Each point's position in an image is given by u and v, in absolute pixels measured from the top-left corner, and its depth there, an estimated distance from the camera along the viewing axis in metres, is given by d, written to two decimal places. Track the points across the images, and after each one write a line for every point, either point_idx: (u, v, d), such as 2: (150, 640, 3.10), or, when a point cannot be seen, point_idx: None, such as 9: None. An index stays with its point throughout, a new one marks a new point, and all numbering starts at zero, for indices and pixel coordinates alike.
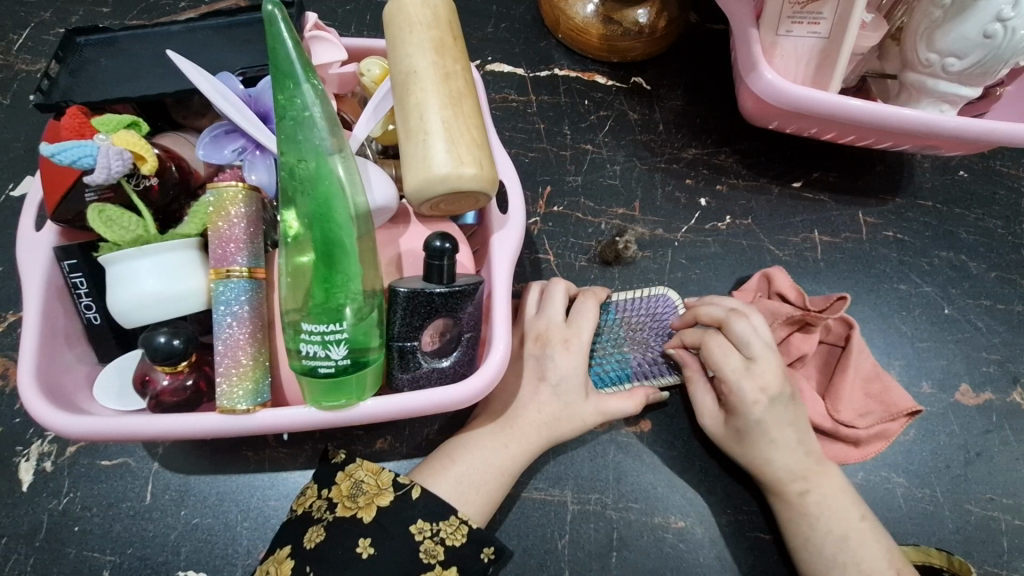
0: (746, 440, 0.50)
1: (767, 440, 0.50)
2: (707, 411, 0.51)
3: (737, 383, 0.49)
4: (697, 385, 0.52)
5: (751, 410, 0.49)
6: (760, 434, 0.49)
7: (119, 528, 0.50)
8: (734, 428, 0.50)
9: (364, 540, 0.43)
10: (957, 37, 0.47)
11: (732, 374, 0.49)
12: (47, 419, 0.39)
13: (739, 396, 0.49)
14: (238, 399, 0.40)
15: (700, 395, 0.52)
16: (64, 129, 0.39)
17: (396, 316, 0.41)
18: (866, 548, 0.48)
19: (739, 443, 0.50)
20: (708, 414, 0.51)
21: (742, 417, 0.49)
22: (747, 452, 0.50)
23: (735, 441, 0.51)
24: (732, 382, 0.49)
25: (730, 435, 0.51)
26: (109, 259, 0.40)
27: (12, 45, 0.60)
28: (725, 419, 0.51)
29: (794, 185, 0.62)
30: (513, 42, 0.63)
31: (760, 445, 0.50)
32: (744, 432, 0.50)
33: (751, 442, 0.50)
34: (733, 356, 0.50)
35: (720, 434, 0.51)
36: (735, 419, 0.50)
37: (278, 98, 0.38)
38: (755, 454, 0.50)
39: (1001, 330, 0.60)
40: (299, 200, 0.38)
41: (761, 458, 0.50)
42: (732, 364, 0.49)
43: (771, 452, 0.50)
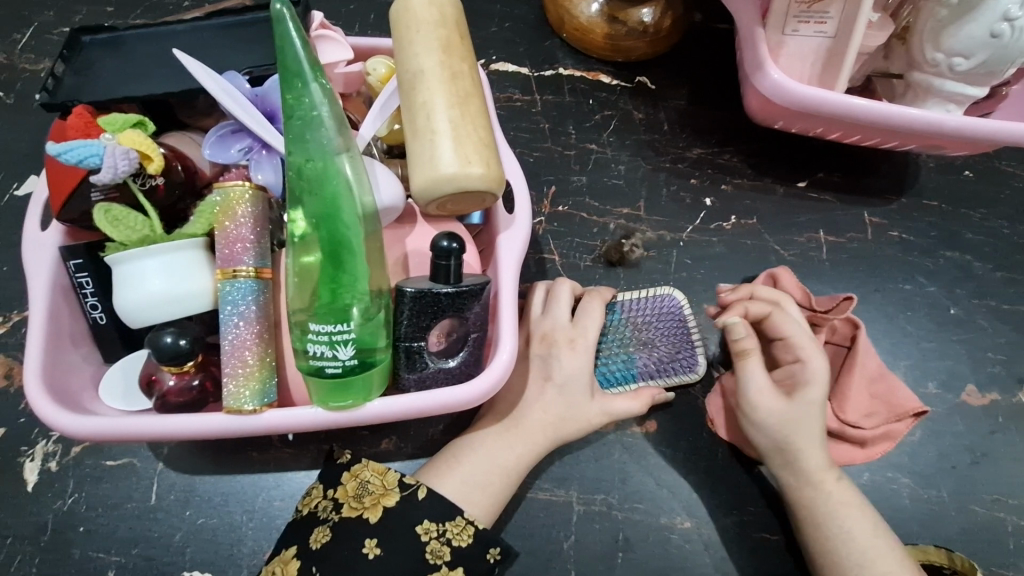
0: (808, 415, 0.50)
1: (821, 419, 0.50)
2: (766, 387, 0.50)
3: (812, 355, 0.51)
4: (754, 362, 0.50)
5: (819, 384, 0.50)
6: (820, 410, 0.50)
7: (124, 528, 0.50)
8: (800, 402, 0.50)
9: (370, 541, 0.43)
10: (964, 37, 0.46)
11: (805, 345, 0.51)
12: (53, 420, 0.38)
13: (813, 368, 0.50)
14: (244, 400, 0.39)
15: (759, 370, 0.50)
16: (70, 129, 0.39)
17: (403, 317, 0.41)
18: (880, 548, 0.47)
19: (798, 422, 0.50)
20: (767, 391, 0.50)
21: (812, 389, 0.50)
22: (802, 433, 0.50)
23: (796, 418, 0.50)
24: (807, 354, 0.51)
25: (794, 411, 0.50)
26: (115, 259, 0.40)
27: (16, 45, 0.60)
28: (785, 396, 0.50)
29: (799, 185, 0.62)
30: (517, 42, 0.63)
31: (815, 423, 0.50)
32: (807, 408, 0.50)
33: (811, 420, 0.50)
34: (802, 331, 0.52)
35: (781, 412, 0.49)
36: (802, 393, 0.50)
37: (285, 98, 0.37)
38: (810, 433, 0.50)
39: (1006, 330, 0.60)
40: (306, 199, 0.38)
41: (808, 442, 0.50)
42: (804, 338, 0.51)
43: (817, 435, 0.50)
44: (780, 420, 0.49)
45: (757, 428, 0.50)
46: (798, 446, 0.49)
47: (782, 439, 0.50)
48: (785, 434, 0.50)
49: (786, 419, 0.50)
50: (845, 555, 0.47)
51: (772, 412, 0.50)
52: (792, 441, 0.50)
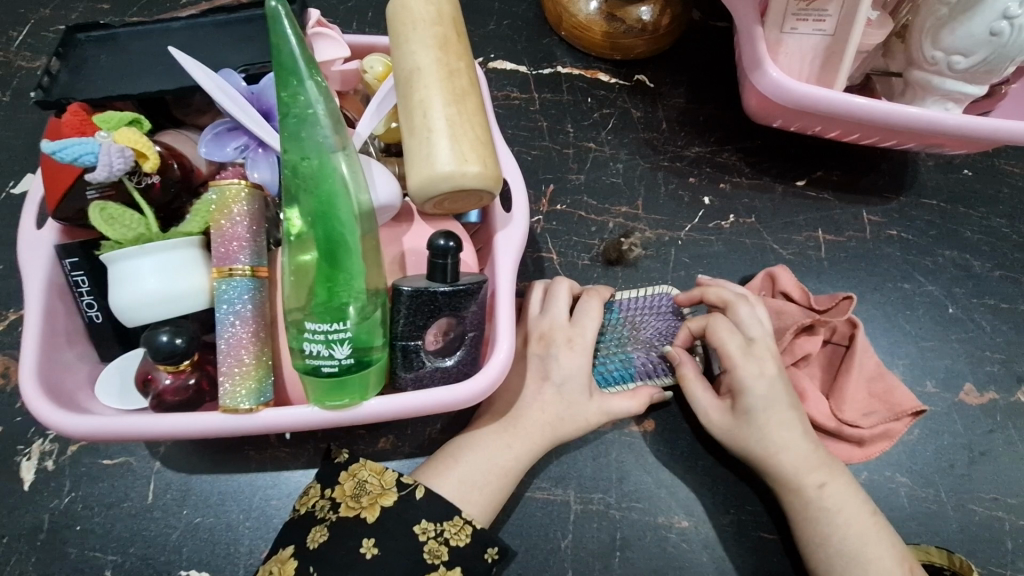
0: (755, 426, 0.50)
1: (777, 423, 0.49)
2: (711, 406, 0.51)
3: (740, 364, 0.50)
4: (693, 385, 0.51)
5: (756, 390, 0.50)
6: (769, 417, 0.50)
7: (121, 527, 0.50)
8: (749, 411, 0.50)
9: (368, 541, 0.43)
10: (964, 35, 0.46)
11: (736, 354, 0.50)
12: (49, 419, 0.38)
13: (743, 375, 0.50)
14: (241, 399, 0.39)
15: (702, 391, 0.51)
16: (65, 126, 0.39)
17: (400, 315, 0.41)
18: (880, 552, 0.47)
19: (748, 433, 0.50)
20: (713, 410, 0.51)
21: (749, 398, 0.50)
22: (757, 443, 0.49)
23: (745, 431, 0.50)
24: (736, 363, 0.50)
25: (739, 426, 0.50)
26: (111, 258, 0.39)
27: (12, 42, 0.59)
28: (731, 410, 0.51)
29: (797, 184, 0.61)
30: (516, 39, 0.63)
31: (770, 429, 0.49)
32: (752, 417, 0.50)
33: (761, 429, 0.49)
34: (735, 339, 0.51)
35: (728, 428, 0.50)
36: (742, 405, 0.50)
37: (280, 95, 0.37)
38: (766, 441, 0.49)
39: (1005, 329, 0.59)
40: (302, 198, 0.38)
41: (772, 449, 0.49)
42: (734, 347, 0.51)
43: (781, 439, 0.49)
44: (733, 435, 0.50)
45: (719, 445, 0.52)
46: (758, 457, 0.50)
47: (744, 452, 0.50)
48: (743, 447, 0.50)
49: (736, 433, 0.50)
50: (835, 558, 0.47)
51: (722, 429, 0.51)
52: (752, 453, 0.50)
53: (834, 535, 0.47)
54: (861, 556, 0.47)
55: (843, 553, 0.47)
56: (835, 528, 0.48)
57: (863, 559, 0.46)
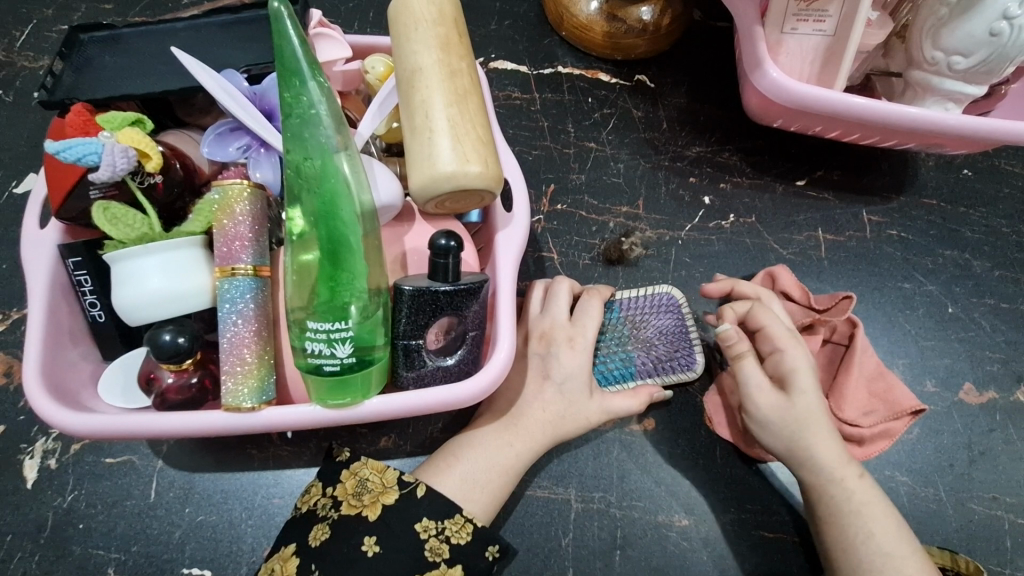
0: (808, 408, 0.50)
1: (823, 408, 0.50)
2: (761, 386, 0.50)
3: (795, 345, 0.51)
4: (748, 364, 0.50)
5: (808, 372, 0.50)
6: (816, 399, 0.50)
7: (124, 525, 0.50)
8: (800, 394, 0.50)
9: (369, 538, 0.43)
10: (963, 35, 0.46)
11: (789, 336, 0.51)
12: (53, 417, 0.39)
13: (799, 356, 0.50)
14: (243, 398, 0.40)
15: (756, 370, 0.50)
16: (69, 126, 0.39)
17: (402, 315, 0.41)
18: (903, 549, 0.47)
19: (801, 415, 0.49)
20: (765, 391, 0.50)
21: (804, 379, 0.50)
22: (809, 425, 0.49)
23: (799, 412, 0.49)
24: (790, 345, 0.51)
25: (794, 406, 0.49)
26: (114, 257, 0.40)
27: (15, 42, 0.59)
28: (781, 391, 0.50)
29: (798, 183, 0.62)
30: (516, 40, 0.63)
31: (818, 413, 0.50)
32: (805, 399, 0.50)
33: (811, 412, 0.50)
34: (783, 323, 0.52)
35: (781, 408, 0.49)
36: (796, 385, 0.50)
37: (283, 96, 0.37)
38: (813, 424, 0.50)
39: (1005, 329, 0.60)
40: (305, 198, 0.38)
41: (819, 433, 0.49)
42: (786, 329, 0.51)
43: (825, 425, 0.50)
44: (784, 418, 0.49)
45: (764, 430, 0.50)
46: (809, 440, 0.49)
47: (792, 437, 0.49)
48: (792, 430, 0.49)
49: (788, 414, 0.49)
50: (877, 549, 0.47)
51: (773, 411, 0.50)
52: (801, 437, 0.49)
53: (877, 527, 0.47)
54: (895, 547, 0.47)
55: (880, 544, 0.47)
56: (877, 519, 0.48)
57: (899, 549, 0.47)
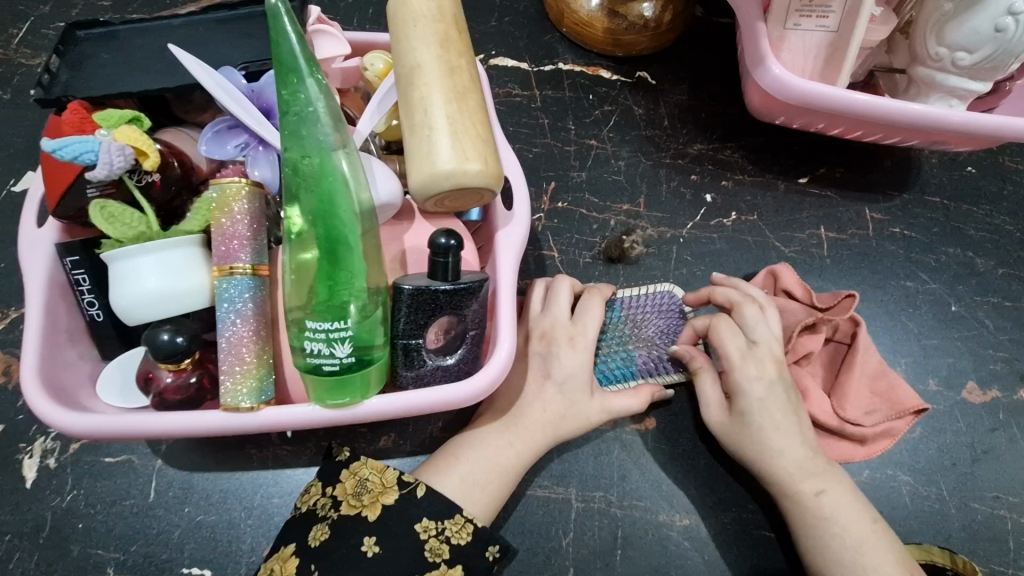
0: (752, 426, 0.50)
1: (774, 426, 0.50)
2: (709, 403, 0.51)
3: (740, 364, 0.51)
4: (703, 379, 0.52)
5: (754, 391, 0.50)
6: (766, 417, 0.50)
7: (123, 525, 0.50)
8: (744, 412, 0.50)
9: (369, 539, 0.43)
10: (968, 30, 0.46)
11: (737, 355, 0.51)
12: (50, 417, 0.38)
13: (743, 375, 0.50)
14: (241, 397, 0.39)
15: (706, 386, 0.52)
16: (65, 124, 0.39)
17: (401, 314, 0.41)
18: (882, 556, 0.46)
19: (744, 433, 0.50)
20: (713, 407, 0.51)
21: (747, 399, 0.50)
22: (753, 443, 0.50)
23: (740, 430, 0.50)
24: (735, 364, 0.51)
25: (736, 424, 0.50)
26: (112, 256, 0.39)
27: (12, 39, 0.59)
28: (729, 409, 0.51)
29: (800, 181, 0.61)
30: (517, 36, 0.63)
31: (766, 431, 0.49)
32: (748, 418, 0.50)
33: (757, 430, 0.50)
34: (738, 339, 0.51)
35: (724, 425, 0.51)
36: (739, 404, 0.50)
37: (280, 93, 0.37)
38: (763, 441, 0.49)
39: (1008, 327, 0.59)
40: (303, 196, 0.38)
41: (767, 451, 0.49)
42: (734, 347, 0.51)
43: (778, 443, 0.49)
44: (727, 434, 0.51)
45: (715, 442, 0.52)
46: (754, 457, 0.50)
47: (738, 452, 0.50)
48: (736, 447, 0.50)
49: (732, 431, 0.50)
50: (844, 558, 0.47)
51: (719, 427, 0.51)
52: (747, 454, 0.50)
53: (832, 542, 0.47)
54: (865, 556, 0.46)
55: (850, 551, 0.47)
56: (834, 534, 0.47)
57: (864, 560, 0.46)
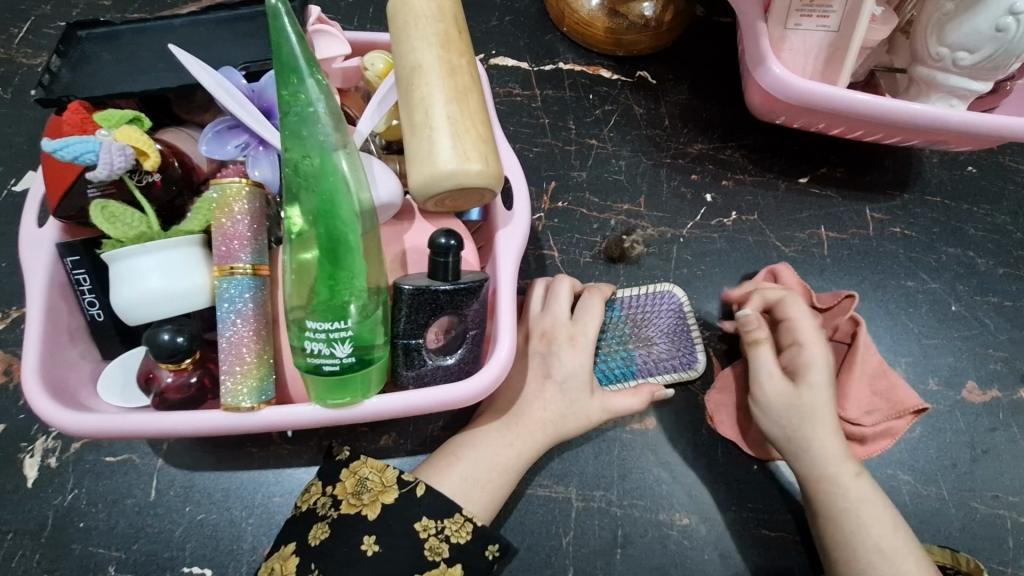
0: (814, 404, 0.50)
1: (830, 409, 0.50)
2: (770, 375, 0.50)
3: (815, 343, 0.51)
4: (762, 352, 0.51)
5: (823, 372, 0.50)
6: (828, 397, 0.50)
7: (124, 524, 0.50)
8: (810, 388, 0.50)
9: (369, 537, 0.43)
10: (969, 31, 0.46)
11: (812, 335, 0.51)
12: (51, 416, 0.38)
13: (818, 355, 0.50)
14: (242, 397, 0.39)
15: (768, 358, 0.51)
16: (67, 125, 0.39)
17: (402, 314, 0.41)
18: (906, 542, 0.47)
19: (804, 409, 0.49)
20: (776, 379, 0.50)
21: (816, 378, 0.50)
22: (810, 419, 0.49)
23: (800, 405, 0.49)
24: (812, 343, 0.51)
25: (800, 399, 0.50)
26: (113, 256, 0.39)
27: (13, 39, 0.59)
28: (790, 383, 0.50)
29: (800, 180, 0.61)
30: (517, 35, 0.63)
31: (820, 410, 0.50)
32: (815, 393, 0.50)
33: (817, 407, 0.50)
34: (811, 321, 0.52)
35: (787, 398, 0.50)
36: (806, 380, 0.50)
37: (282, 93, 0.37)
38: (819, 418, 0.49)
39: (1008, 327, 0.59)
40: (304, 196, 0.38)
41: (820, 429, 0.49)
42: (812, 327, 0.51)
43: (830, 424, 0.50)
44: (790, 407, 0.49)
45: (767, 417, 0.50)
46: (808, 432, 0.49)
47: (795, 426, 0.49)
48: (792, 420, 0.49)
49: (791, 405, 0.50)
50: (858, 555, 0.47)
51: (779, 399, 0.50)
52: (802, 428, 0.49)
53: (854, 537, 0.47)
54: (881, 555, 0.47)
55: (866, 548, 0.47)
56: (856, 523, 0.48)
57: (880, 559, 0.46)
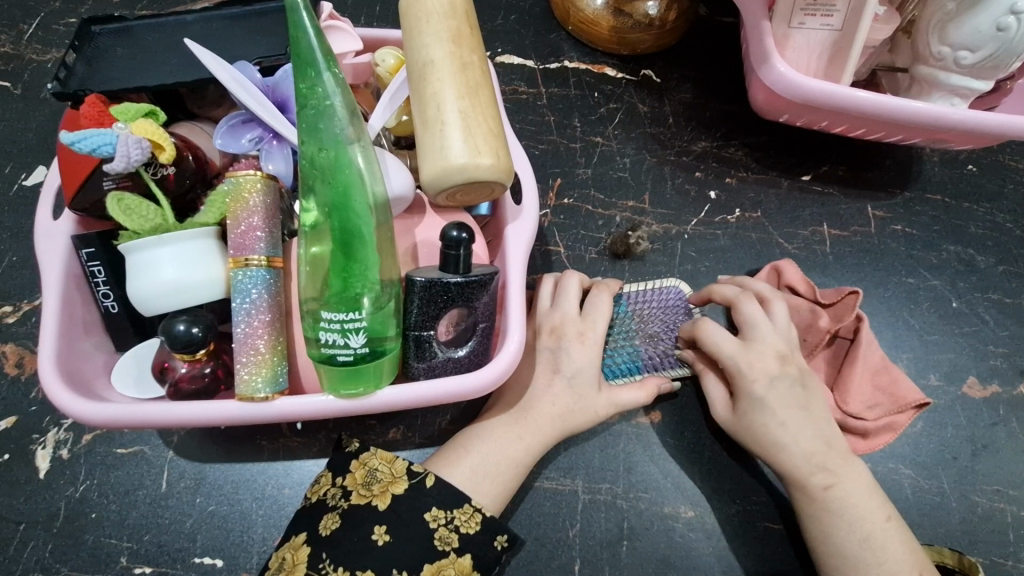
0: (764, 425, 0.50)
1: (791, 427, 0.50)
2: (719, 400, 0.52)
3: (736, 363, 0.50)
4: (708, 379, 0.53)
5: (754, 390, 0.50)
6: (775, 412, 0.50)
7: (136, 515, 0.51)
8: (750, 411, 0.50)
9: (379, 527, 0.44)
10: (970, 29, 0.47)
11: (732, 355, 0.51)
12: (68, 406, 0.39)
13: (741, 376, 0.50)
14: (258, 387, 0.40)
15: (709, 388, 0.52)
16: (83, 117, 0.39)
17: (414, 306, 0.41)
18: (893, 548, 0.48)
19: (751, 432, 0.50)
20: (719, 406, 0.52)
21: (748, 398, 0.50)
22: (762, 439, 0.50)
23: (744, 429, 0.51)
24: (729, 365, 0.51)
25: (743, 423, 0.51)
26: (129, 247, 0.40)
27: (23, 35, 0.60)
28: (733, 408, 0.51)
29: (803, 178, 0.62)
30: (523, 34, 0.63)
31: (767, 430, 0.50)
32: (754, 415, 0.50)
33: (770, 427, 0.50)
34: (728, 339, 0.51)
35: (734, 425, 0.51)
36: (743, 404, 0.51)
37: (299, 87, 0.38)
38: (785, 431, 0.50)
39: (1008, 323, 0.60)
40: (319, 188, 0.39)
41: (783, 449, 0.50)
42: (729, 347, 0.51)
43: (791, 442, 0.50)
44: (736, 431, 0.51)
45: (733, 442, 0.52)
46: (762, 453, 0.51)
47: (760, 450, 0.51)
48: (745, 443, 0.51)
49: (740, 430, 0.51)
50: (856, 552, 0.48)
51: (728, 425, 0.52)
52: (762, 452, 0.50)
53: (846, 535, 0.48)
54: (879, 551, 0.48)
55: (865, 548, 0.48)
56: (845, 530, 0.48)
57: (881, 557, 0.47)
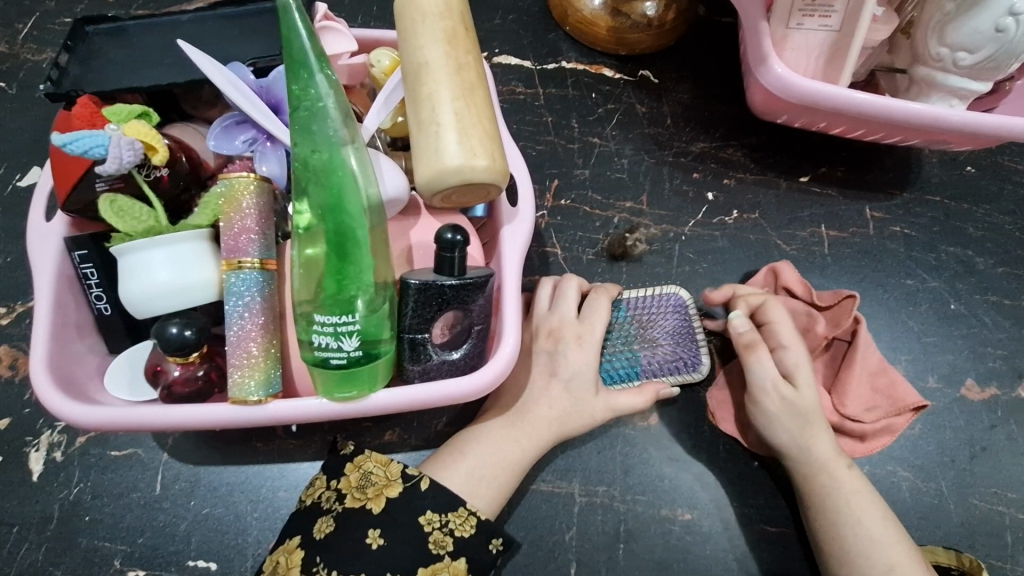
0: (812, 403, 0.51)
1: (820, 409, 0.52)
2: (775, 376, 0.51)
3: (795, 343, 0.53)
4: (759, 357, 0.52)
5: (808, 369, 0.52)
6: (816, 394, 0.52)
7: (130, 517, 0.50)
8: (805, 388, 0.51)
9: (374, 531, 0.44)
10: (969, 31, 0.46)
11: (790, 335, 0.53)
12: (60, 409, 0.39)
13: (801, 354, 0.52)
14: (250, 390, 0.39)
15: (765, 365, 0.51)
16: (75, 118, 0.39)
17: (408, 308, 0.41)
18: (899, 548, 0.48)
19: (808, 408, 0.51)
20: (777, 382, 0.51)
21: (807, 375, 0.52)
22: (809, 420, 0.51)
23: (802, 406, 0.51)
24: (788, 342, 0.52)
25: (801, 400, 0.51)
26: (121, 250, 0.40)
27: (17, 35, 0.59)
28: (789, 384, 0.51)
29: (801, 180, 0.62)
30: (521, 34, 0.63)
31: (815, 407, 0.51)
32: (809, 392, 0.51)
33: (815, 406, 0.51)
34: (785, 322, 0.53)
35: (792, 400, 0.51)
36: (800, 381, 0.51)
37: (291, 89, 0.38)
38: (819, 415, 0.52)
39: (1007, 325, 0.60)
40: (313, 191, 0.38)
41: (817, 432, 0.51)
42: (788, 328, 0.53)
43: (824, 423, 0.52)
44: (793, 408, 0.51)
45: (779, 422, 0.51)
46: (804, 434, 0.51)
47: (807, 431, 0.51)
48: (796, 423, 0.51)
49: (796, 406, 0.51)
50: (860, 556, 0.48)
51: (786, 401, 0.51)
52: (806, 431, 0.51)
53: (852, 535, 0.48)
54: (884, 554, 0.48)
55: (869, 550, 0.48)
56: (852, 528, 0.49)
57: (888, 558, 0.47)
